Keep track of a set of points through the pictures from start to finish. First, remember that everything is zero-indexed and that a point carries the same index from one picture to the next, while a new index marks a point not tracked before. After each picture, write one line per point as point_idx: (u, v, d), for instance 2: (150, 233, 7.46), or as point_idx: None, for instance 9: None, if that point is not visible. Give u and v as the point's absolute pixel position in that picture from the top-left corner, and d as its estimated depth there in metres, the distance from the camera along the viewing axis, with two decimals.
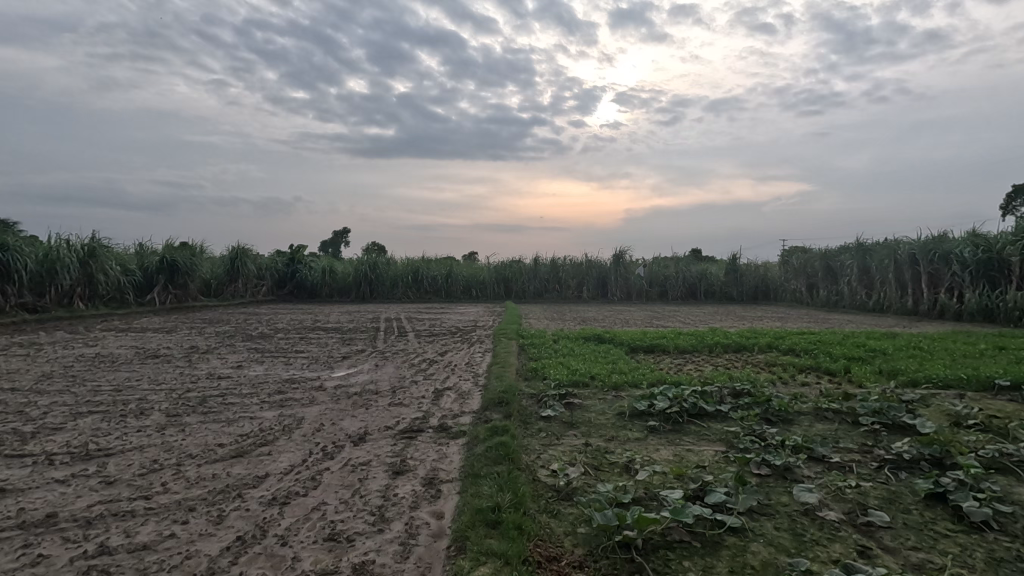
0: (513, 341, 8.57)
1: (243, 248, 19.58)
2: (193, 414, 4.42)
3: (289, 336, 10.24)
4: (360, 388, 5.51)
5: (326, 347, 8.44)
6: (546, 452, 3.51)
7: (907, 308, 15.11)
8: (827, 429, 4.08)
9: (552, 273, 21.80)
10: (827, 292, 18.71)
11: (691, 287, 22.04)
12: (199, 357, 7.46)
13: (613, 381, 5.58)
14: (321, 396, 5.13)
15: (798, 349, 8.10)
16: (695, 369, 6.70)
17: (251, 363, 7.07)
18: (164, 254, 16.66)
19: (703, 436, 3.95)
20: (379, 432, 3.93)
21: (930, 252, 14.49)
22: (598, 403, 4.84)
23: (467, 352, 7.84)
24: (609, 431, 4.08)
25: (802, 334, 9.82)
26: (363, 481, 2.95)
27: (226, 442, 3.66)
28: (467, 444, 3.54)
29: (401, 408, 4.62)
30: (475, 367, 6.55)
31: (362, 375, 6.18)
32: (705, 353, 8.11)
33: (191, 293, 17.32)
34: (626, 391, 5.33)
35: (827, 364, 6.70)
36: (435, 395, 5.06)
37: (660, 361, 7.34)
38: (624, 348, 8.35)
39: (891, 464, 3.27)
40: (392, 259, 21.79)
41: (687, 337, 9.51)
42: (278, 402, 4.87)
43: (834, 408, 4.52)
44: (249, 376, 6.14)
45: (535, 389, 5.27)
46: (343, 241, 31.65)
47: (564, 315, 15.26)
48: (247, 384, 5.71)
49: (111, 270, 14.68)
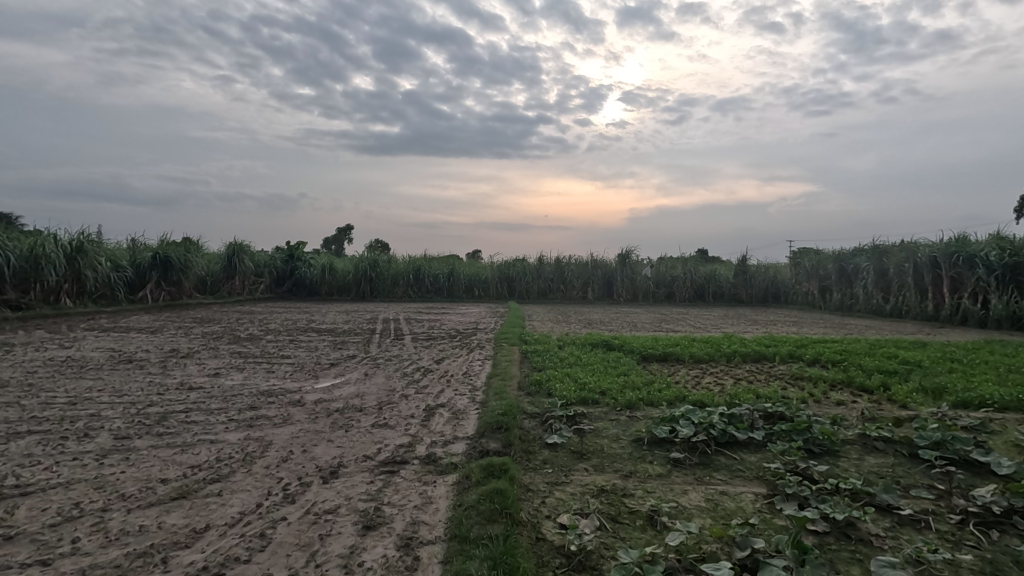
0: (516, 347, 7.95)
1: (240, 244, 19.04)
2: (146, 436, 3.84)
3: (278, 338, 9.67)
4: (343, 403, 4.92)
5: (315, 353, 7.86)
6: (552, 496, 2.93)
7: (927, 314, 14.41)
8: (883, 467, 3.46)
9: (556, 273, 21.22)
10: (841, 295, 18.00)
11: (699, 288, 21.39)
12: (176, 363, 6.88)
13: (627, 399, 4.95)
14: (296, 413, 4.55)
15: (824, 360, 7.45)
16: (715, 384, 6.07)
17: (230, 371, 6.48)
18: (157, 250, 16.08)
19: (736, 472, 3.36)
20: (356, 464, 3.34)
21: (953, 254, 13.79)
22: (611, 427, 4.23)
23: (466, 359, 7.23)
24: (625, 465, 3.48)
25: (824, 342, 9.20)
26: (324, 540, 2.37)
27: (172, 478, 3.07)
28: (457, 486, 2.94)
29: (386, 432, 4.02)
30: (473, 378, 5.96)
31: (349, 387, 5.59)
32: (723, 363, 7.49)
33: (185, 290, 16.79)
34: (642, 411, 4.72)
35: (861, 379, 6.06)
36: (426, 415, 4.46)
37: (675, 372, 6.71)
38: (635, 356, 7.73)
39: (976, 520, 2.67)
40: (393, 257, 21.21)
41: (702, 345, 8.90)
42: (248, 421, 4.28)
43: (885, 437, 3.91)
44: (224, 388, 5.57)
45: (539, 408, 4.66)
46: (346, 239, 31.10)
47: (569, 317, 14.66)
48: (218, 397, 5.12)
49: (100, 266, 14.16)
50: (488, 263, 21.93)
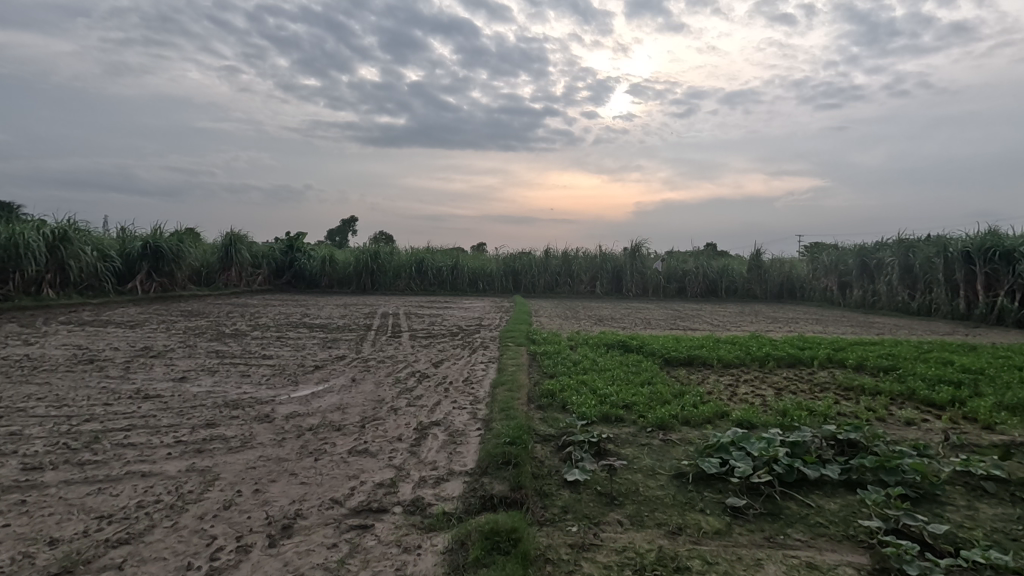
0: (523, 349, 7.13)
1: (236, 234, 18.28)
2: (61, 468, 3.05)
3: (265, 335, 8.86)
4: (319, 420, 4.11)
5: (300, 353, 7.06)
6: (579, 573, 2.14)
7: (959, 313, 13.50)
8: (1008, 522, 2.64)
9: (563, 266, 20.42)
10: (862, 292, 17.06)
11: (712, 283, 20.50)
12: (141, 365, 6.09)
13: (658, 416, 4.14)
14: (261, 433, 3.76)
15: (870, 366, 6.62)
16: (754, 397, 5.25)
17: (199, 375, 5.69)
18: (148, 239, 15.31)
19: (817, 530, 2.56)
20: (318, 513, 2.56)
21: (988, 249, 12.85)
22: (643, 458, 3.43)
23: (467, 362, 6.42)
24: (669, 515, 2.69)
25: (862, 345, 8.35)
26: None
27: (66, 536, 2.29)
28: (448, 560, 2.17)
29: (366, 463, 3.22)
30: (475, 387, 5.16)
31: (330, 398, 4.79)
32: (755, 369, 6.67)
33: (179, 281, 16.06)
34: (677, 434, 3.91)
35: (924, 391, 5.23)
36: (416, 437, 3.65)
37: (705, 380, 5.89)
38: (656, 359, 6.90)
39: None
40: (395, 248, 20.43)
41: (728, 346, 8.07)
42: (198, 443, 3.50)
43: (993, 476, 3.10)
44: (186, 396, 4.78)
45: (554, 429, 3.85)
46: (350, 231, 30.37)
47: (578, 313, 13.82)
48: (174, 409, 4.32)
49: (85, 255, 13.40)
50: (493, 256, 21.11)
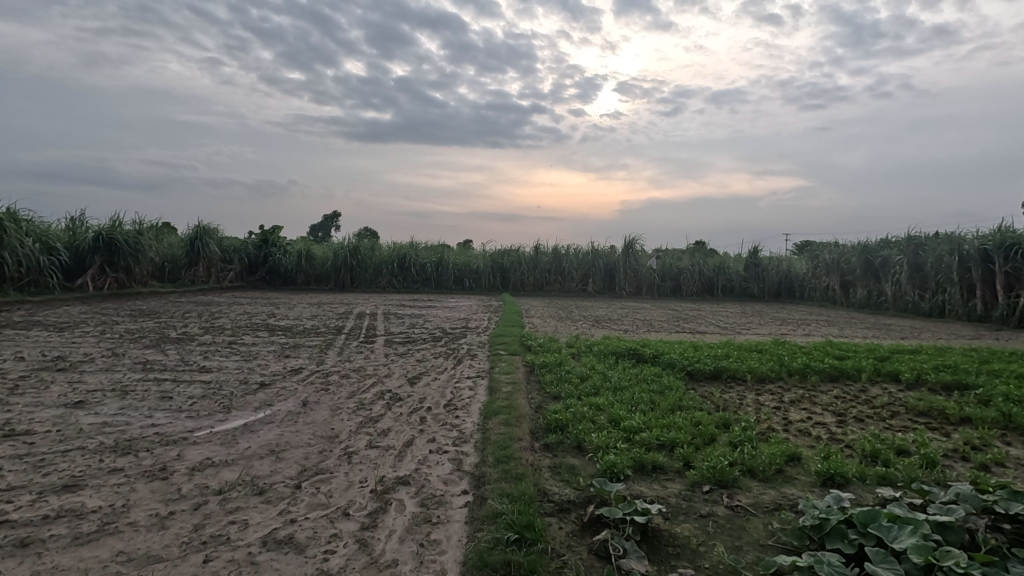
0: (518, 360, 5.93)
1: (204, 227, 16.84)
2: None
3: (215, 342, 7.53)
4: (238, 475, 2.87)
5: (248, 366, 5.79)
6: None
7: (976, 314, 12.52)
8: None
9: (553, 263, 19.23)
10: (867, 291, 16.10)
11: (708, 281, 19.47)
12: (35, 384, 4.77)
13: (714, 467, 2.97)
14: (139, 505, 2.50)
15: (930, 383, 5.53)
16: (817, 427, 4.11)
17: (105, 398, 4.40)
18: (101, 231, 13.80)
19: None
20: None
21: (1009, 246, 11.91)
22: (714, 546, 2.26)
23: (450, 378, 5.18)
24: None
25: (903, 353, 7.26)
26: None
27: None
28: None
29: (282, 568, 2.01)
30: (461, 416, 3.94)
31: (266, 434, 3.54)
32: (795, 384, 5.57)
33: (137, 277, 14.57)
34: (748, 497, 2.75)
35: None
36: (371, 511, 2.45)
37: (744, 402, 4.77)
38: (677, 373, 5.75)
39: None
40: (376, 243, 19.09)
41: (754, 355, 6.94)
42: (28, 528, 2.25)
43: None
44: (66, 433, 3.50)
45: (574, 491, 2.67)
46: (332, 226, 28.93)
47: (572, 313, 12.66)
48: (34, 457, 3.05)
49: (25, 247, 11.86)
50: (479, 252, 19.88)
